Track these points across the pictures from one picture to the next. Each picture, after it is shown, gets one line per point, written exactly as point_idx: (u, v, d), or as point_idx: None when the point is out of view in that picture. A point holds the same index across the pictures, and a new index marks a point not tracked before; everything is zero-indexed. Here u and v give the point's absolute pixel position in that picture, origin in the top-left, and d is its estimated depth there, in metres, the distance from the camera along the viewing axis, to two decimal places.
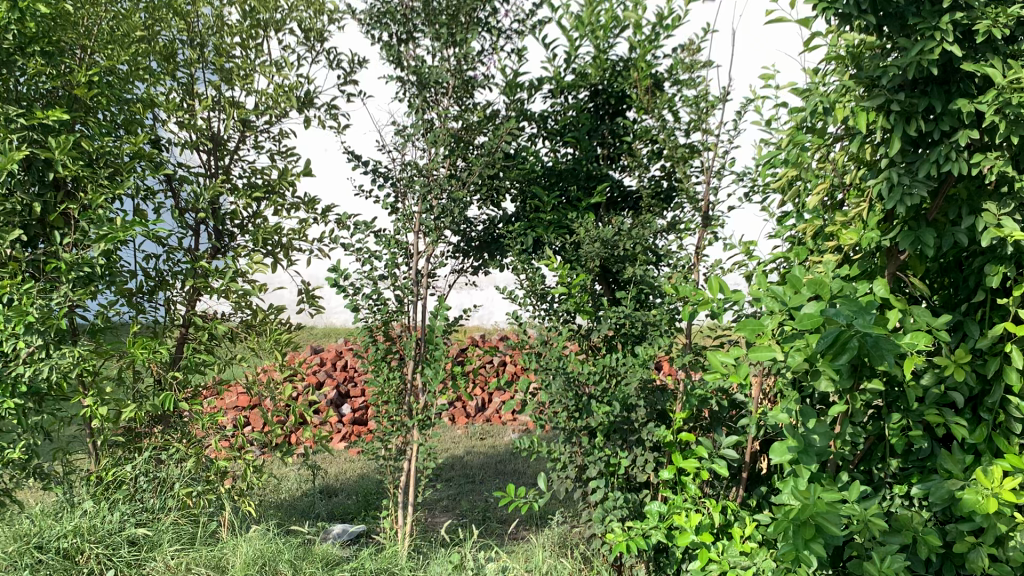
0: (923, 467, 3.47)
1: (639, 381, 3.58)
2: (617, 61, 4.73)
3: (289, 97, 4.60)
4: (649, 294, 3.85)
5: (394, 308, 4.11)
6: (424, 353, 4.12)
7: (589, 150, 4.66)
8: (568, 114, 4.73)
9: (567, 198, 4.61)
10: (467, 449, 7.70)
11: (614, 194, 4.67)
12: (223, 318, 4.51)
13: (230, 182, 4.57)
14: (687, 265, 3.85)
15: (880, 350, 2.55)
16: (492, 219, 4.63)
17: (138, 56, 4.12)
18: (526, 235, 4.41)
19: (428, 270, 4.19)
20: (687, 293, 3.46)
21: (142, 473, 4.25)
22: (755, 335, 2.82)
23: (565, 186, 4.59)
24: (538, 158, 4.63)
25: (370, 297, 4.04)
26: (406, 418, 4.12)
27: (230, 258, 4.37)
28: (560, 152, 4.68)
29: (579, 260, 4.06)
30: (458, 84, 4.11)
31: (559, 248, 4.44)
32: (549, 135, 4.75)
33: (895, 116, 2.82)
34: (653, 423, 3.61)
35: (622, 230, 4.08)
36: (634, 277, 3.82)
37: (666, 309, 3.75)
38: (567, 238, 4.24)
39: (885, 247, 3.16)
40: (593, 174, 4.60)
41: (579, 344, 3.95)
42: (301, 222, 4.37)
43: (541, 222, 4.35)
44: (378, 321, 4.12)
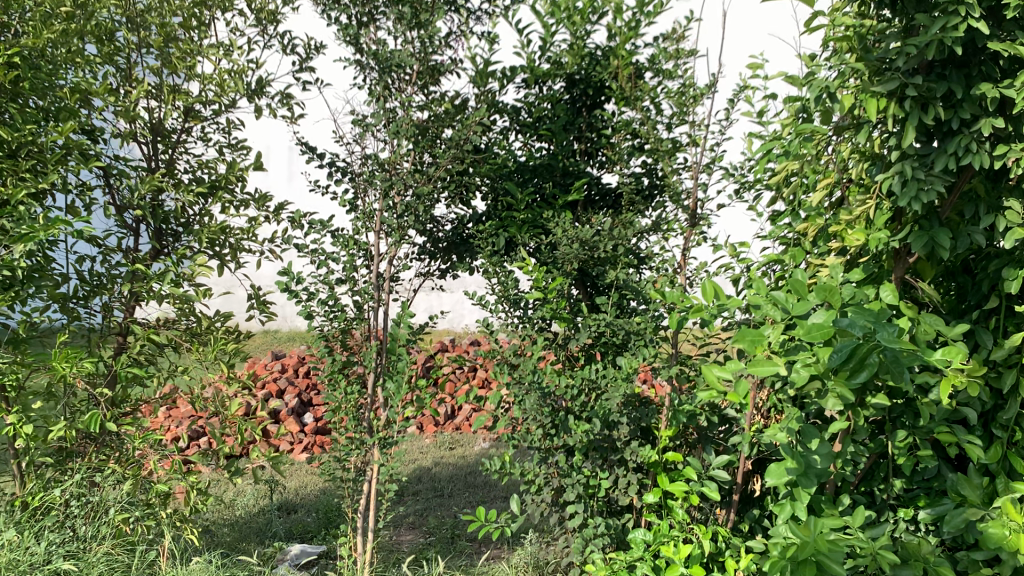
0: (931, 489, 3.18)
1: (622, 395, 3.25)
2: (595, 49, 4.41)
3: (238, 84, 4.25)
4: (631, 299, 3.53)
5: (353, 315, 3.75)
6: (385, 364, 3.76)
7: (565, 144, 4.34)
8: (543, 106, 4.41)
9: (542, 196, 4.28)
10: (436, 460, 7.35)
11: (592, 192, 4.35)
12: (165, 327, 4.12)
13: (173, 177, 4.21)
14: (673, 268, 3.53)
15: (900, 365, 2.25)
16: (461, 218, 4.29)
17: (68, 36, 3.72)
18: (498, 235, 4.08)
19: (390, 274, 3.84)
20: (675, 300, 3.15)
21: (73, 497, 3.85)
22: (754, 347, 2.51)
23: (540, 182, 4.27)
24: (511, 153, 4.30)
25: (325, 303, 3.67)
26: (365, 436, 3.76)
27: (172, 260, 3.98)
28: (534, 146, 4.36)
29: (556, 263, 3.74)
30: (423, 70, 3.77)
31: (534, 250, 4.11)
32: (523, 129, 4.42)
33: (909, 102, 2.53)
34: (637, 442, 3.30)
35: (601, 230, 3.76)
36: (615, 281, 3.50)
37: (650, 315, 3.43)
38: (543, 239, 3.91)
39: (893, 249, 2.86)
40: (570, 170, 4.28)
41: (555, 354, 3.63)
42: (251, 221, 4.02)
43: (513, 221, 4.02)
44: (334, 330, 3.76)
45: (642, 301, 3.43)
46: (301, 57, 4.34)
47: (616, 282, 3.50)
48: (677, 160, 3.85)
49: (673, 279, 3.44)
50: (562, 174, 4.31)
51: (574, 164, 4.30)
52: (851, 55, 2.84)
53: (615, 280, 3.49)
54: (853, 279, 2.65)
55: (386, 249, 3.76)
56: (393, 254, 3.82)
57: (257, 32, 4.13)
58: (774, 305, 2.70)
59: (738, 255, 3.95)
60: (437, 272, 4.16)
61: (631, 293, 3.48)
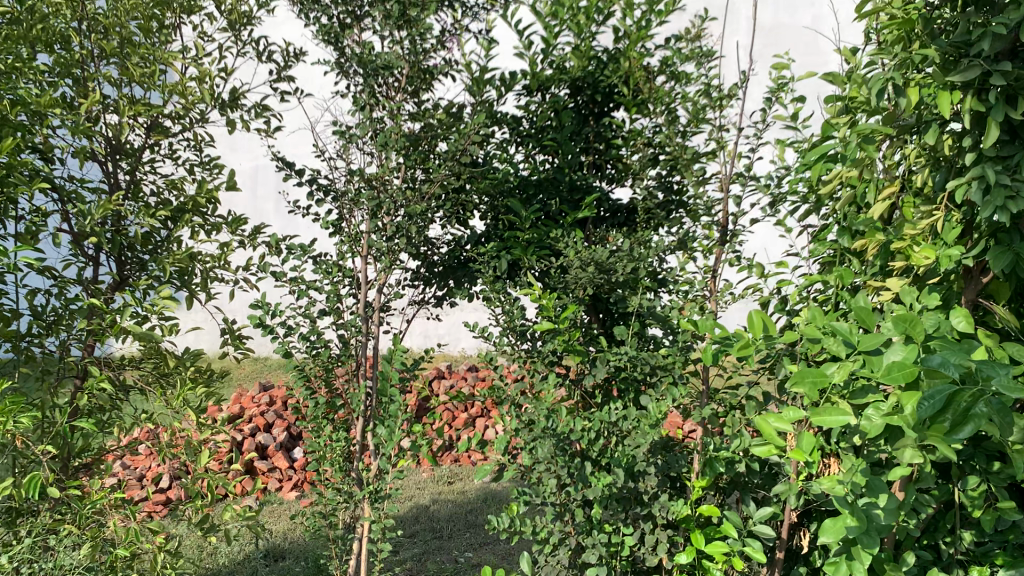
0: (1007, 544, 2.75)
1: (649, 442, 2.82)
2: (602, 51, 4.00)
3: (209, 95, 3.83)
4: (655, 329, 3.10)
5: (339, 351, 3.31)
6: (375, 407, 3.31)
7: (572, 156, 3.92)
8: (546, 115, 4.00)
9: (549, 213, 3.86)
10: (434, 497, 6.87)
11: (602, 208, 3.94)
12: (128, 367, 3.66)
13: (137, 198, 3.76)
14: (705, 295, 3.11)
15: (1010, 417, 1.81)
16: (458, 240, 3.88)
17: (11, 42, 3.28)
18: (500, 258, 3.66)
19: (380, 304, 3.41)
20: (709, 331, 2.73)
21: (23, 565, 3.37)
22: (816, 391, 2.09)
23: (545, 199, 3.85)
24: (512, 167, 3.89)
25: (306, 340, 3.23)
26: (354, 489, 3.31)
27: (134, 291, 3.53)
28: (537, 159, 3.95)
29: (566, 289, 3.31)
30: (413, 74, 3.36)
31: (540, 274, 3.69)
32: (525, 140, 4.01)
33: (993, 94, 2.12)
34: (666, 495, 2.86)
35: (618, 250, 3.33)
36: (636, 308, 3.07)
37: (678, 347, 3.00)
38: (551, 261, 3.49)
39: (966, 269, 2.44)
40: (577, 184, 3.87)
41: (569, 392, 3.20)
42: (223, 246, 3.59)
43: (517, 242, 3.59)
44: (317, 368, 3.31)
45: (668, 331, 3.00)
46: (279, 65, 3.93)
47: (637, 310, 3.06)
48: (700, 171, 3.43)
49: (702, 306, 3.02)
50: (569, 190, 3.89)
51: (581, 178, 3.88)
52: (912, 43, 2.44)
53: (636, 308, 3.06)
54: (927, 305, 2.24)
55: (375, 276, 3.33)
56: (384, 282, 3.39)
57: (228, 38, 3.72)
58: (834, 338, 2.27)
59: (768, 275, 3.54)
60: (433, 301, 3.74)
61: (654, 321, 3.06)
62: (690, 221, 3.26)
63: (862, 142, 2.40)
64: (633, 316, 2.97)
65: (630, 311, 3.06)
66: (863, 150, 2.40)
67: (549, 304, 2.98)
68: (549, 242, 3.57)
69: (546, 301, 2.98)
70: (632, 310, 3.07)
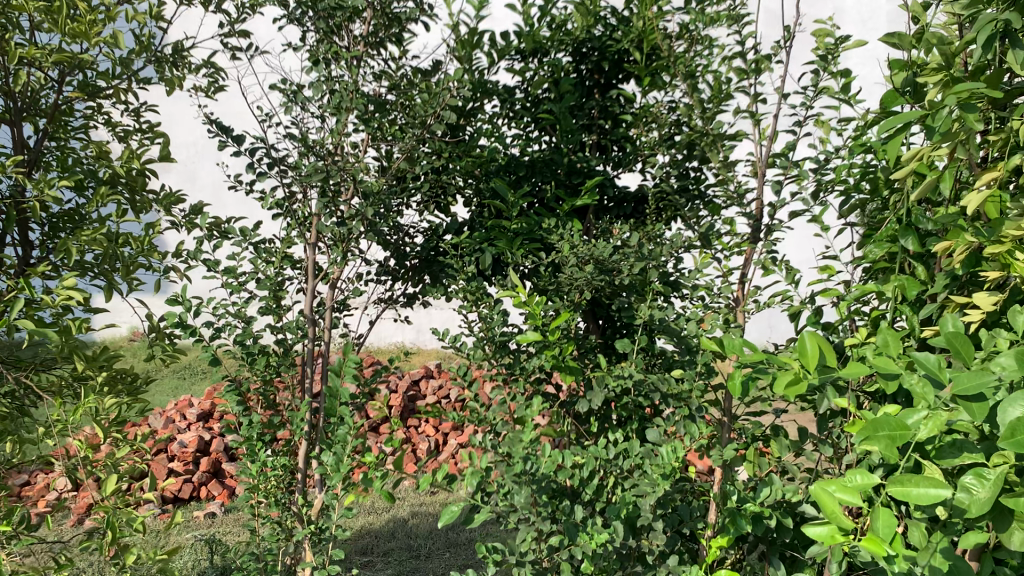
0: None
1: (658, 489, 2.22)
2: (611, 11, 3.40)
3: (144, 48, 3.23)
4: (666, 343, 2.50)
5: (281, 360, 2.71)
6: (323, 428, 2.71)
7: (572, 133, 3.32)
8: (543, 85, 3.41)
9: (543, 200, 3.26)
10: (415, 509, 6.28)
11: (605, 196, 3.34)
12: (33, 369, 3.03)
13: (52, 167, 3.15)
14: (729, 304, 2.52)
15: None
16: (435, 228, 3.28)
17: None
18: (482, 251, 3.07)
19: (333, 303, 2.82)
20: (738, 352, 2.13)
21: None
22: (895, 451, 1.52)
23: (540, 182, 3.26)
24: (501, 144, 3.30)
25: (238, 344, 2.63)
26: (294, 527, 2.70)
27: (39, 277, 2.89)
28: (531, 135, 3.35)
29: (560, 291, 2.72)
30: (383, 24, 2.76)
31: (529, 271, 3.09)
32: (518, 114, 3.41)
33: None
34: (677, 557, 2.26)
35: (624, 245, 2.74)
36: (644, 318, 2.47)
37: (695, 369, 2.40)
38: (542, 257, 2.89)
39: None
40: (578, 167, 3.27)
41: (558, 418, 2.60)
42: (149, 226, 2.98)
43: (503, 232, 3.00)
44: (254, 379, 2.71)
45: (682, 347, 2.41)
46: (231, 17, 3.35)
47: (646, 319, 2.46)
48: (725, 153, 2.83)
49: (727, 318, 2.42)
50: (567, 174, 3.29)
51: (583, 160, 3.28)
52: None
53: (644, 317, 2.47)
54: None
55: (329, 268, 2.73)
56: (339, 275, 2.79)
57: None
58: (917, 374, 1.67)
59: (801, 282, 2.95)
60: (402, 300, 3.14)
61: (666, 335, 2.46)
62: (712, 213, 2.66)
63: (956, 110, 1.79)
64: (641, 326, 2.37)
65: (638, 320, 2.46)
66: (957, 120, 1.80)
67: (536, 309, 2.38)
68: (541, 234, 2.97)
69: (532, 305, 2.38)
70: (639, 320, 2.47)
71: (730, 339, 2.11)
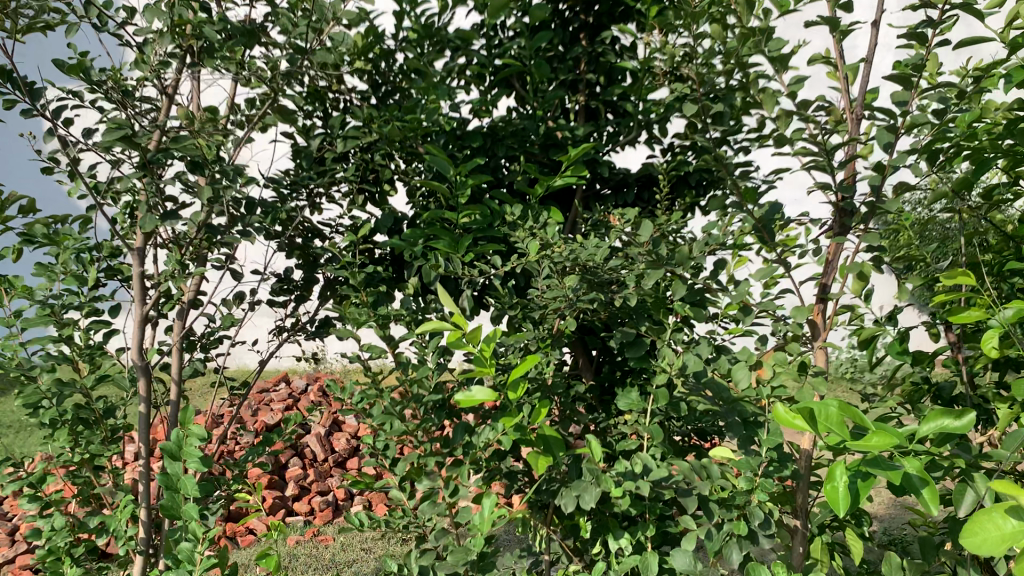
0: None
1: None
2: None
3: None
4: (695, 401, 1.56)
5: (95, 432, 1.75)
6: (167, 535, 1.75)
7: (550, 94, 2.38)
8: (509, 28, 2.46)
9: (510, 184, 2.32)
10: None
11: (598, 178, 2.42)
12: None
13: None
14: (807, 333, 1.54)
15: None
16: (358, 226, 2.34)
17: None
18: (421, 257, 2.12)
19: (186, 340, 1.86)
20: (838, 430, 1.17)
21: None
22: None
23: (504, 161, 2.32)
24: (448, 108, 2.35)
25: (23, 411, 1.68)
26: None
27: None
28: (494, 97, 2.41)
29: (533, 316, 1.78)
30: None
31: (491, 284, 2.15)
32: (473, 67, 2.47)
33: None
34: None
35: (629, 243, 1.80)
36: (660, 361, 1.53)
37: (749, 449, 1.44)
38: (505, 265, 1.95)
39: None
40: (558, 138, 2.35)
41: (533, 519, 1.66)
42: None
43: (448, 229, 2.06)
44: (57, 462, 1.75)
45: (726, 410, 1.46)
46: None
47: (665, 364, 1.52)
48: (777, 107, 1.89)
49: (797, 361, 1.48)
50: (542, 146, 2.36)
51: (565, 129, 2.34)
52: None
53: (661, 361, 1.52)
54: None
55: (172, 288, 1.79)
56: (195, 299, 1.86)
57: None
58: None
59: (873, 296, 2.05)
60: (309, 330, 2.20)
61: (697, 388, 1.51)
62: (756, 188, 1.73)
63: None
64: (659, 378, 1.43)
65: (649, 367, 1.52)
66: None
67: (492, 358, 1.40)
68: (503, 232, 2.03)
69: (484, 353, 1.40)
70: (652, 365, 1.53)
71: (819, 409, 1.17)
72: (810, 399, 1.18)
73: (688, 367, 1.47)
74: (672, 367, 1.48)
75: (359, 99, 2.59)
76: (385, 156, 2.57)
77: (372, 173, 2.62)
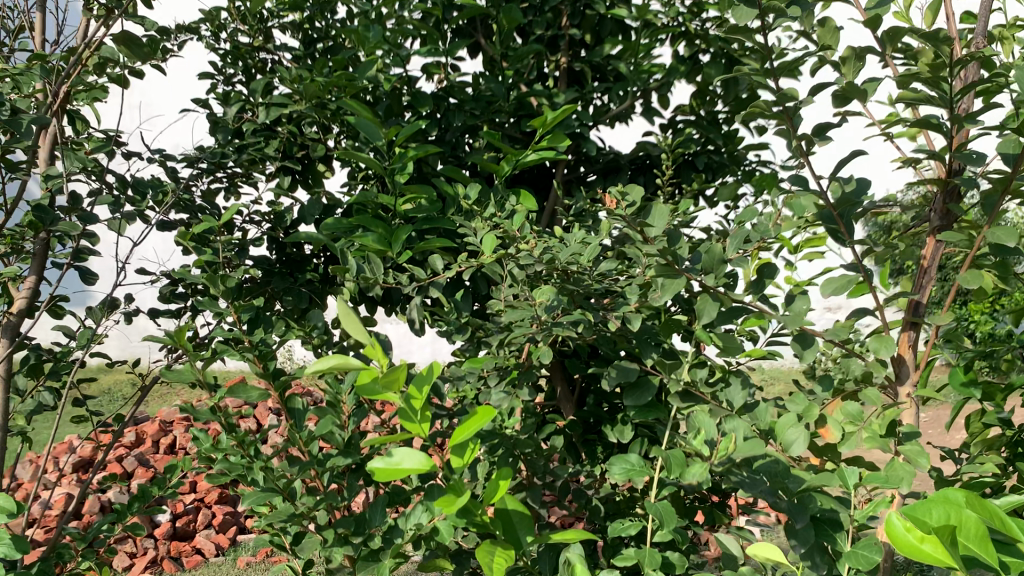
0: None
1: None
2: None
3: None
4: (723, 474, 1.13)
5: None
6: None
7: (521, 53, 1.90)
8: None
9: (471, 165, 1.85)
10: None
11: (582, 160, 1.95)
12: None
13: None
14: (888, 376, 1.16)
15: None
16: (277, 216, 1.86)
17: None
18: (352, 252, 1.64)
19: None
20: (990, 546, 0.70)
21: None
22: None
23: (463, 135, 1.84)
24: (393, 70, 1.87)
25: None
26: None
27: None
28: (451, 55, 1.92)
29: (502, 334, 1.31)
30: None
31: (443, 289, 1.68)
32: (428, 19, 1.98)
33: None
34: None
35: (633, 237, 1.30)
36: (698, 433, 1.16)
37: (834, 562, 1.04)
38: (457, 267, 1.48)
39: None
40: (531, 108, 1.87)
41: None
42: None
43: (384, 219, 1.59)
44: None
45: (791, 508, 1.09)
46: None
47: (706, 440, 1.15)
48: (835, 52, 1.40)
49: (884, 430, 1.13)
50: (511, 117, 1.88)
51: (541, 95, 1.86)
52: None
53: (699, 434, 1.15)
54: None
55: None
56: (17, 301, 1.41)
57: None
58: None
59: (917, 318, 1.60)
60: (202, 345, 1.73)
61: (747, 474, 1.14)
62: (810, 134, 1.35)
63: None
64: (702, 468, 1.05)
65: (688, 442, 1.15)
66: None
67: (427, 415, 0.95)
68: (454, 223, 1.56)
69: (419, 409, 0.93)
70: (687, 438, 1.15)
71: (955, 518, 0.71)
72: (935, 502, 0.72)
73: (740, 448, 1.09)
74: (720, 446, 1.11)
75: (288, 57, 2.10)
76: (319, 128, 2.07)
77: (303, 150, 2.13)
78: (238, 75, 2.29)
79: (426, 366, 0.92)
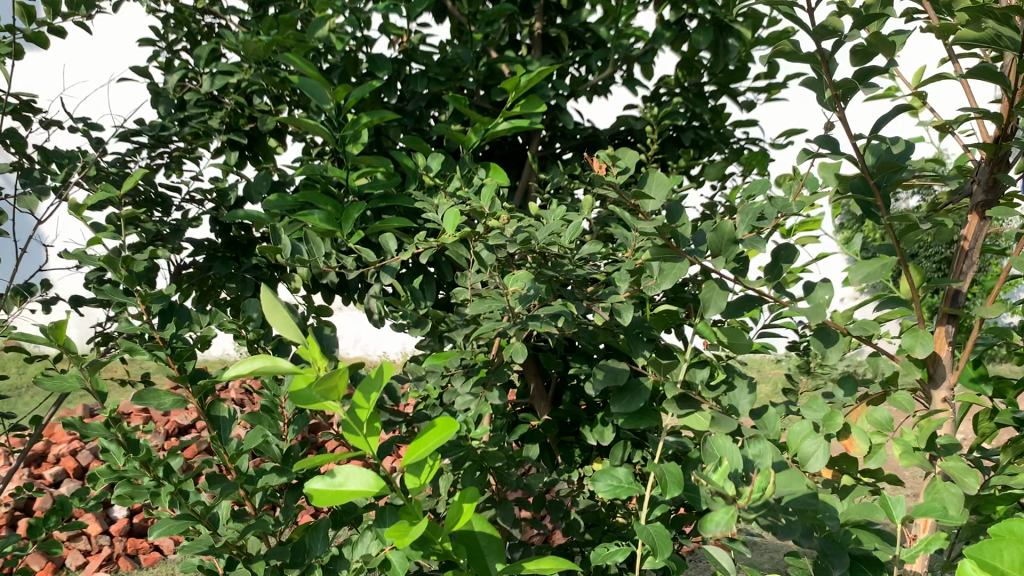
0: None
1: None
2: None
3: None
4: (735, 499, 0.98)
5: None
6: None
7: (490, 17, 1.74)
8: None
9: (436, 139, 1.68)
10: None
11: (558, 135, 1.79)
12: None
13: None
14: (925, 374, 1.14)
15: None
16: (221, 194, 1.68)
17: None
18: (302, 232, 1.47)
19: None
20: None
21: None
22: None
23: (426, 106, 1.68)
24: (348, 33, 1.69)
25: None
26: None
27: None
28: (414, 18, 1.75)
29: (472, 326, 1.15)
30: None
31: (403, 274, 1.52)
32: None
33: None
34: None
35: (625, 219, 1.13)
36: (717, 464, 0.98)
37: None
38: (416, 250, 1.31)
39: None
40: (501, 77, 1.71)
41: None
42: None
43: (336, 198, 1.42)
44: None
45: (824, 545, 1.09)
46: None
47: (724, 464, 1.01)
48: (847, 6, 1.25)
49: (923, 443, 1.12)
50: (480, 87, 1.72)
51: (512, 63, 1.70)
52: None
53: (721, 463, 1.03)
54: None
55: None
56: None
57: None
58: None
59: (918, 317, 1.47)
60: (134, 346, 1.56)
61: (782, 516, 1.04)
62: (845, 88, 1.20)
63: None
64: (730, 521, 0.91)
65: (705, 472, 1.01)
66: None
67: (376, 427, 0.78)
68: (414, 201, 1.39)
69: (365, 420, 0.76)
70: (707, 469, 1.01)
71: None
72: (1006, 542, 0.69)
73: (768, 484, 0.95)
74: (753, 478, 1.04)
75: (234, 21, 1.91)
76: (268, 98, 1.89)
77: (252, 123, 1.95)
78: (183, 41, 2.09)
79: (375, 368, 0.75)
